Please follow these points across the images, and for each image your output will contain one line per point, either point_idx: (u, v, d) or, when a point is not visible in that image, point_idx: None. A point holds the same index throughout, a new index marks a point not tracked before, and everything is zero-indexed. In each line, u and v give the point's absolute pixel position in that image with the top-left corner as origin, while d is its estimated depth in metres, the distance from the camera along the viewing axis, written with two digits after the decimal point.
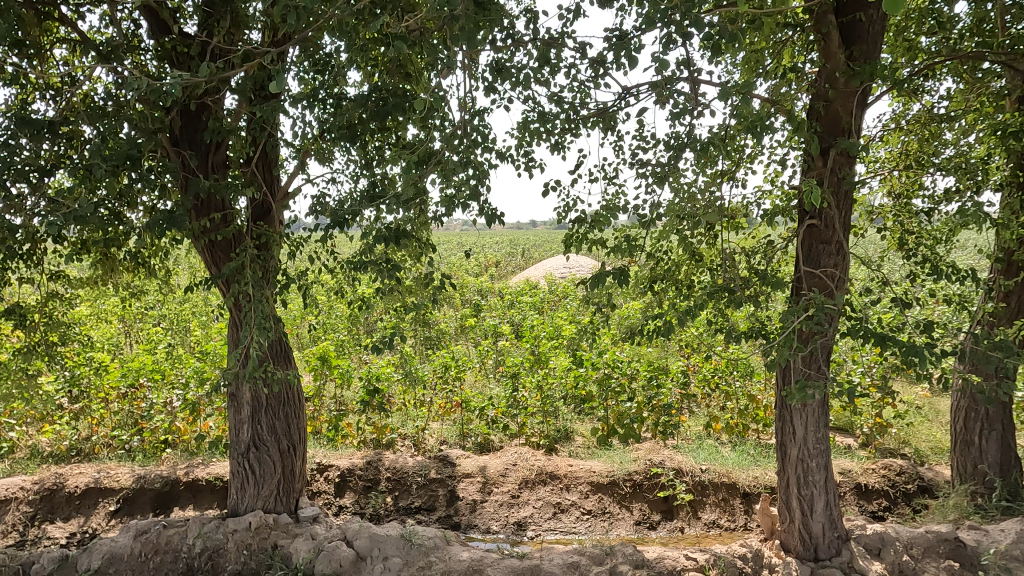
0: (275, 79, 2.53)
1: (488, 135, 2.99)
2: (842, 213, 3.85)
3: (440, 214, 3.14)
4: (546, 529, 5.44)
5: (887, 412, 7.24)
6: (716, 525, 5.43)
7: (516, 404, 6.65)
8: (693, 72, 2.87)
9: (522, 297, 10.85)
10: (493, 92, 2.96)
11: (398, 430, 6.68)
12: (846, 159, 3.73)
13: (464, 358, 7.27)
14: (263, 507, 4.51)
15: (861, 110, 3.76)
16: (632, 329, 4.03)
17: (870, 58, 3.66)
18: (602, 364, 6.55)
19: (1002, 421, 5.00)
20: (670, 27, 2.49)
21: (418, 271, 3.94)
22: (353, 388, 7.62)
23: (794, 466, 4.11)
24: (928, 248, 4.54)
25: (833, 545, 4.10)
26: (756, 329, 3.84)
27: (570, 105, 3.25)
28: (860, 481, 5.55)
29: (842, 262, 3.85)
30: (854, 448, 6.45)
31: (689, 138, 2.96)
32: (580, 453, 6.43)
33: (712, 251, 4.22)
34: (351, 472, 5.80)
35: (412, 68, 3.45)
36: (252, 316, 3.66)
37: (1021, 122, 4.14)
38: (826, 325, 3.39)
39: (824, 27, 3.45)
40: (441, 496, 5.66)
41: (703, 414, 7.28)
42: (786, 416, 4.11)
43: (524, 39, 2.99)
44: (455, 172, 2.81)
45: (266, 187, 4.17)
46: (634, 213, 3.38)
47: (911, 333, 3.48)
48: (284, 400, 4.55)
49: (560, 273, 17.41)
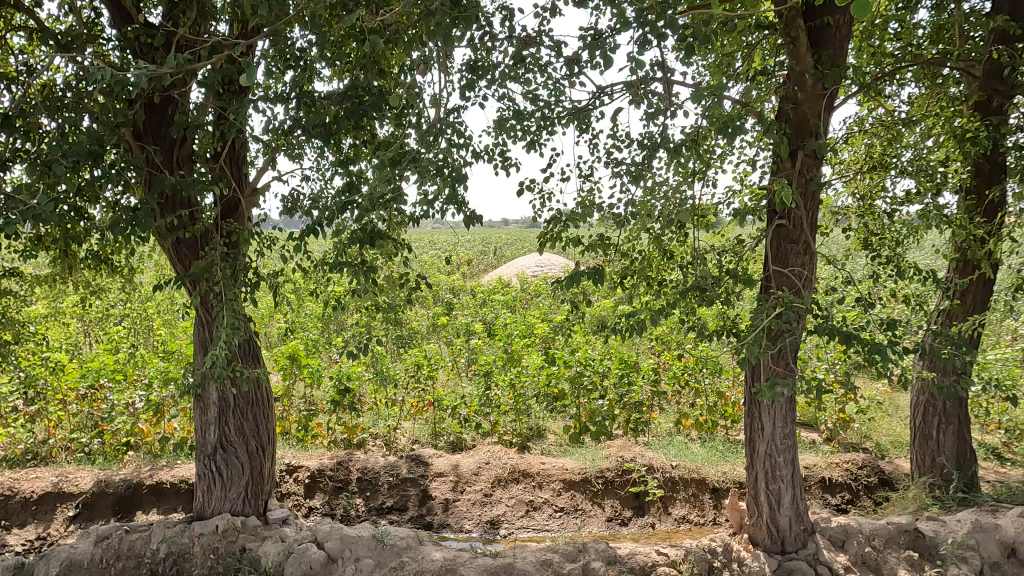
0: (245, 71, 2.48)
1: (463, 133, 2.99)
2: (810, 213, 3.96)
3: (416, 215, 3.13)
4: (518, 528, 5.45)
5: (849, 407, 7.47)
6: (686, 520, 5.51)
7: (488, 403, 6.67)
8: (667, 74, 2.90)
9: (495, 296, 10.88)
10: (468, 90, 2.97)
11: (370, 429, 6.62)
12: (814, 160, 3.80)
13: (436, 356, 7.23)
14: (230, 510, 4.42)
15: (829, 113, 3.85)
16: (604, 324, 4.06)
17: (837, 62, 3.75)
18: (573, 362, 6.68)
19: (959, 416, 5.19)
20: (645, 28, 2.50)
21: (390, 269, 3.92)
22: (323, 388, 7.55)
23: (763, 461, 4.19)
24: (890, 248, 4.68)
25: (799, 538, 4.21)
26: (725, 327, 3.89)
27: (545, 103, 3.25)
28: (824, 475, 5.70)
29: (809, 262, 3.95)
30: (818, 442, 6.63)
31: (663, 139, 2.99)
32: (553, 451, 6.47)
33: (685, 249, 4.28)
34: (321, 473, 5.70)
35: (386, 63, 3.41)
36: (223, 316, 3.57)
37: (977, 127, 4.34)
38: (794, 323, 3.48)
39: (793, 30, 3.56)
40: (412, 496, 5.63)
41: (673, 411, 7.39)
42: (755, 412, 4.20)
43: (500, 37, 2.99)
44: (430, 171, 2.82)
45: (234, 184, 4.06)
46: (608, 213, 3.41)
47: (873, 331, 3.59)
48: (252, 401, 4.44)
49: (532, 271, 17.42)
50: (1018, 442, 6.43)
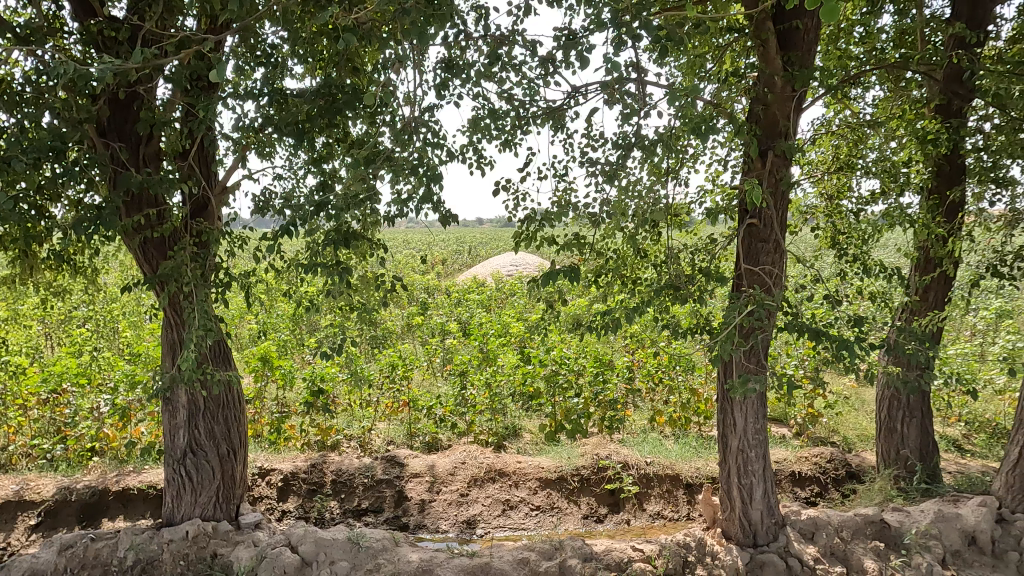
0: (215, 67, 2.43)
1: (438, 132, 2.98)
2: (780, 212, 4.04)
3: (391, 214, 3.11)
4: (494, 527, 5.45)
5: (818, 402, 7.65)
6: (660, 516, 5.58)
7: (463, 403, 6.66)
8: (641, 74, 2.92)
9: (470, 295, 10.87)
10: (443, 88, 2.95)
11: (344, 431, 6.55)
12: (783, 161, 3.88)
13: (411, 356, 7.18)
14: (201, 515, 4.32)
15: (798, 114, 3.94)
16: (580, 323, 4.08)
17: (805, 64, 3.84)
18: (549, 361, 6.72)
19: (922, 409, 5.34)
20: (620, 29, 2.52)
21: (365, 269, 3.88)
22: (296, 389, 7.44)
23: (735, 456, 4.27)
24: (856, 247, 4.80)
25: (770, 531, 4.30)
26: (699, 325, 3.95)
27: (520, 102, 3.25)
28: (793, 469, 5.82)
29: (779, 260, 4.04)
30: (788, 437, 6.77)
31: (637, 139, 3.02)
32: (529, 450, 6.49)
33: (659, 248, 4.33)
34: (294, 476, 5.62)
35: (360, 61, 3.38)
36: (193, 317, 3.50)
37: (938, 129, 4.48)
38: (765, 321, 3.55)
39: (762, 33, 3.65)
40: (388, 497, 5.59)
41: (647, 408, 7.47)
42: (727, 408, 4.27)
43: (474, 36, 2.99)
44: (405, 171, 2.80)
45: (203, 183, 3.98)
46: (583, 212, 3.44)
47: (841, 328, 3.67)
48: (222, 404, 4.35)
49: (507, 270, 17.42)
50: (977, 434, 6.66)
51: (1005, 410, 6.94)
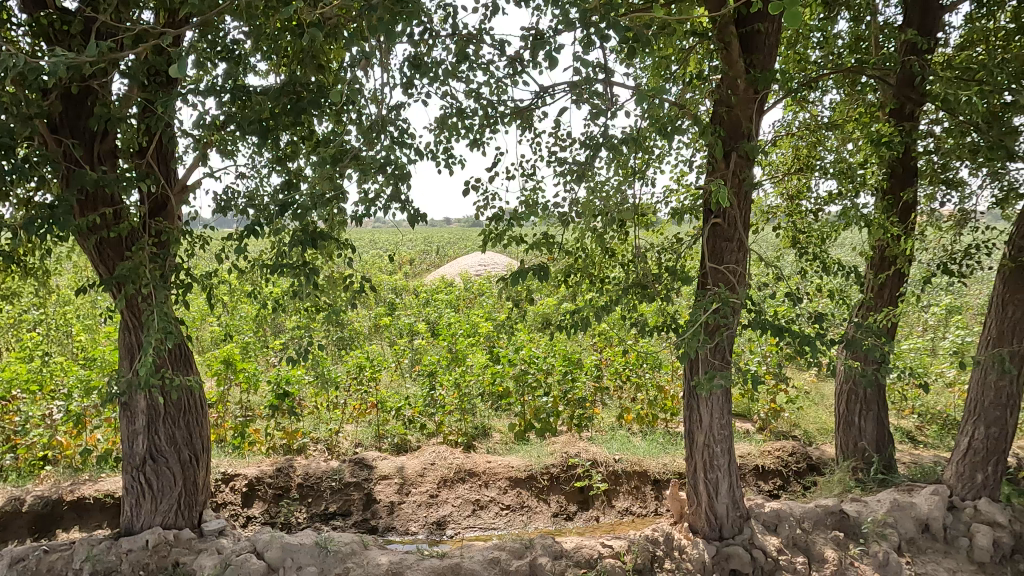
0: (174, 62, 2.36)
1: (406, 130, 2.96)
2: (743, 212, 4.13)
3: (358, 214, 3.07)
4: (465, 527, 5.44)
5: (779, 397, 7.85)
6: (629, 512, 5.66)
7: (432, 403, 6.62)
8: (609, 75, 2.96)
9: (439, 295, 10.82)
10: (410, 86, 2.93)
11: (310, 434, 6.45)
12: (746, 162, 3.97)
13: (379, 357, 7.11)
14: (162, 523, 4.20)
15: (760, 117, 4.03)
16: (548, 321, 4.10)
17: (767, 67, 3.93)
18: (518, 360, 6.74)
19: (878, 402, 5.53)
20: (588, 28, 2.55)
21: (331, 269, 3.83)
22: (261, 393, 7.29)
23: (701, 451, 4.35)
24: (815, 246, 4.95)
25: (735, 524, 4.39)
26: (665, 323, 4.01)
27: (488, 101, 3.25)
28: (757, 463, 5.96)
29: (743, 259, 4.13)
30: (752, 431, 6.93)
31: (604, 138, 3.04)
32: (498, 449, 6.48)
33: (626, 247, 4.38)
34: (259, 481, 5.50)
35: (325, 58, 3.33)
36: (152, 320, 3.39)
37: (892, 132, 4.65)
38: (730, 318, 3.62)
39: (727, 36, 3.70)
40: (356, 500, 5.52)
41: (615, 406, 7.55)
42: (693, 405, 4.34)
43: (442, 34, 2.97)
44: (373, 170, 2.77)
45: (162, 181, 3.86)
46: (552, 212, 3.46)
47: (802, 324, 3.78)
48: (183, 408, 4.23)
49: (475, 270, 17.38)
50: (929, 425, 6.93)
51: (954, 402, 7.25)
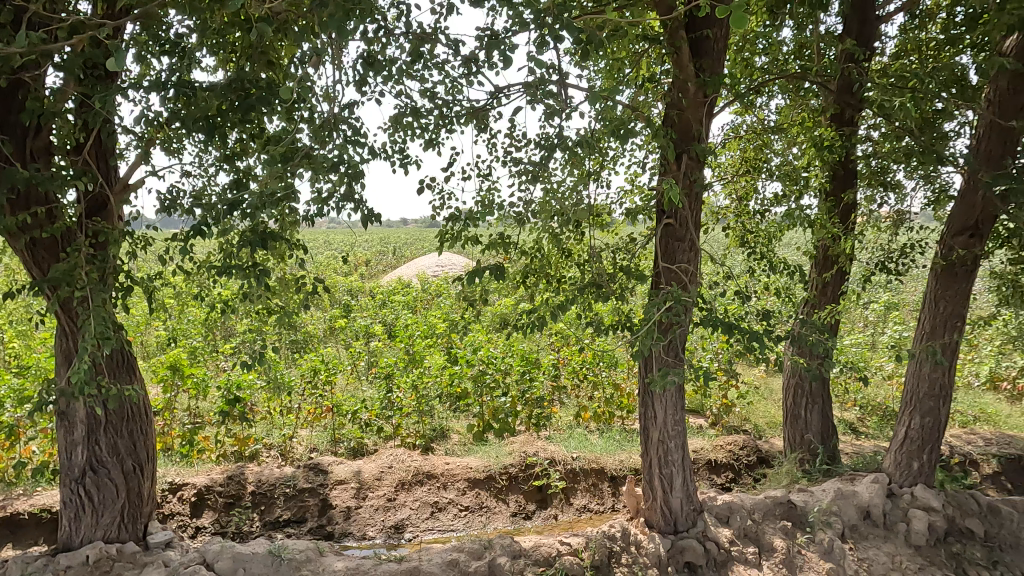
0: (113, 55, 2.26)
1: (359, 129, 2.92)
2: (694, 212, 4.23)
3: (311, 213, 3.01)
4: (423, 530, 5.39)
5: (731, 393, 8.08)
6: (587, 509, 5.72)
7: (390, 406, 6.55)
8: (563, 76, 2.98)
9: (395, 297, 10.71)
10: (363, 85, 2.89)
11: (263, 440, 6.28)
12: (696, 163, 4.08)
13: (334, 360, 6.99)
14: (103, 537, 4.02)
15: (709, 120, 4.14)
16: (506, 322, 4.11)
17: (715, 72, 4.05)
18: (476, 361, 6.74)
19: (822, 395, 5.76)
20: (542, 29, 2.57)
21: (284, 271, 3.74)
22: (210, 399, 7.06)
23: (656, 446, 4.43)
24: (763, 246, 5.12)
25: (689, 517, 4.49)
26: (620, 321, 4.08)
27: (443, 101, 3.23)
28: (709, 457, 6.12)
29: (694, 258, 4.23)
30: (705, 427, 7.11)
31: (559, 139, 3.07)
32: (457, 451, 6.46)
33: (582, 247, 4.43)
34: (209, 490, 5.32)
35: (275, 54, 3.25)
36: (92, 324, 3.24)
37: (833, 136, 4.85)
38: (682, 316, 3.71)
39: (676, 41, 3.81)
40: (311, 506, 5.41)
41: (573, 405, 7.63)
42: (648, 401, 4.42)
43: (396, 32, 2.94)
44: (325, 169, 2.73)
45: (100, 179, 3.70)
46: (508, 212, 3.46)
47: (751, 321, 3.90)
48: (126, 417, 4.06)
49: (432, 271, 17.24)
50: (870, 416, 7.26)
51: (893, 394, 7.62)
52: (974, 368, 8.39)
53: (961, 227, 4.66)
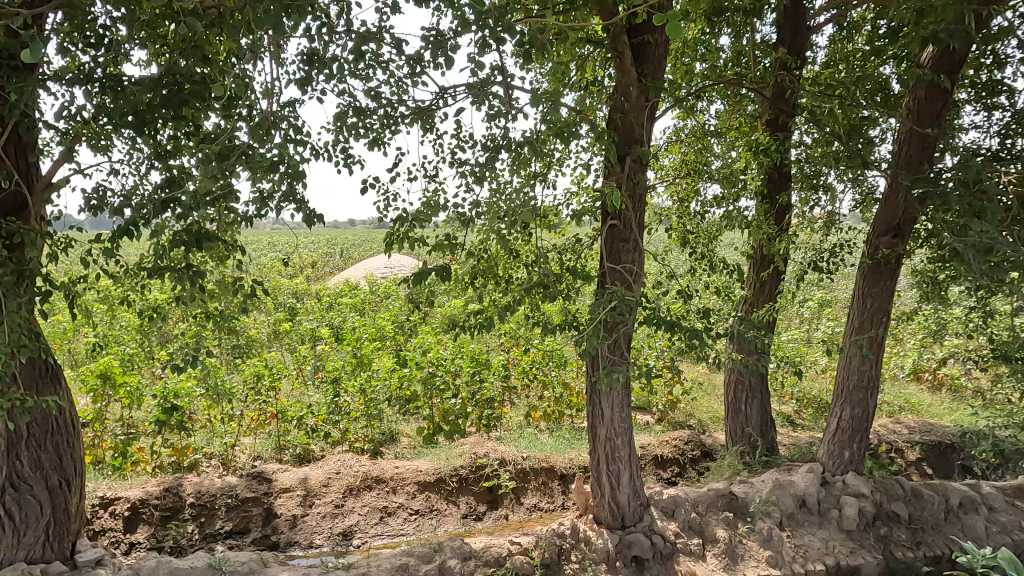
0: (30, 46, 2.13)
1: (300, 128, 2.85)
2: (638, 213, 4.32)
3: (250, 214, 2.92)
4: (372, 536, 5.31)
5: (676, 389, 8.30)
6: (537, 508, 5.76)
7: (337, 411, 6.42)
8: (508, 78, 3.00)
9: (342, 299, 10.50)
10: (305, 83, 2.83)
11: (203, 450, 6.04)
12: (639, 166, 4.17)
13: (278, 365, 6.79)
14: (26, 558, 3.78)
15: (651, 123, 4.24)
16: (454, 323, 4.09)
17: (656, 77, 4.15)
18: (426, 363, 6.69)
19: (761, 390, 5.98)
20: (484, 31, 2.58)
21: (222, 274, 3.61)
22: (146, 408, 6.75)
23: (604, 444, 4.50)
24: (704, 246, 5.28)
25: (636, 512, 4.58)
26: (568, 321, 4.13)
27: (388, 101, 3.19)
28: (656, 453, 6.27)
29: (638, 258, 4.32)
30: (652, 423, 7.27)
31: (505, 141, 3.08)
32: (406, 454, 6.39)
33: (529, 248, 4.46)
34: (144, 503, 5.08)
35: (210, 49, 3.14)
36: (10, 331, 3.04)
37: (768, 141, 5.05)
38: (627, 315, 3.79)
39: (619, 45, 3.89)
40: (255, 516, 5.24)
41: (523, 404, 7.66)
42: (595, 400, 4.48)
43: (338, 30, 2.89)
44: (264, 168, 2.65)
45: (19, 178, 3.47)
46: (454, 213, 3.45)
47: (693, 319, 4.01)
48: (51, 429, 3.83)
49: (381, 272, 16.98)
50: (806, 409, 7.59)
51: (826, 387, 7.98)
52: (900, 360, 8.88)
53: (885, 227, 4.92)
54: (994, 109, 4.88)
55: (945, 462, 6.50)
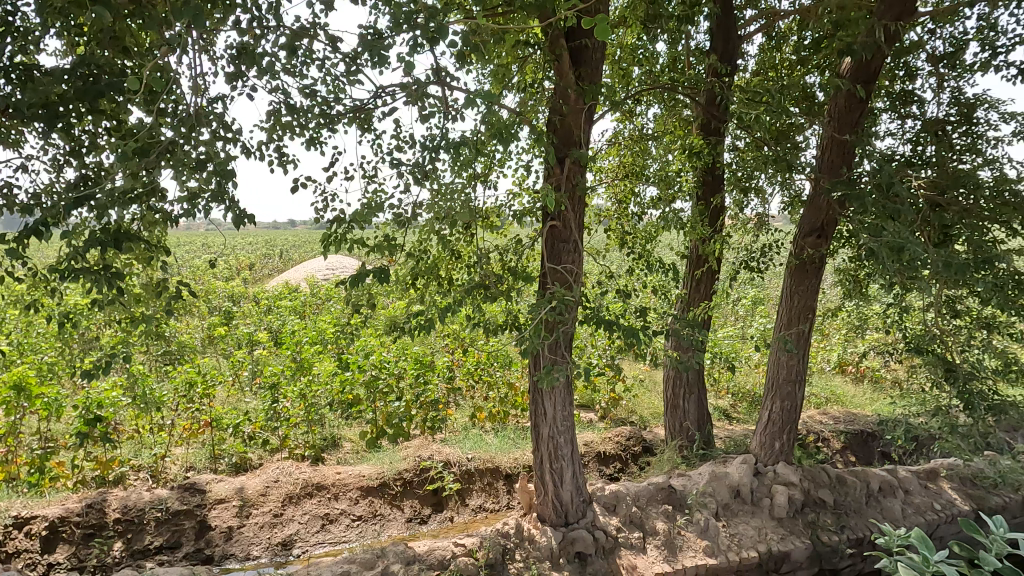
0: None
1: (230, 125, 2.75)
2: (577, 214, 4.39)
3: (176, 214, 2.79)
4: (313, 544, 5.17)
5: (618, 387, 8.47)
6: (482, 509, 5.76)
7: (275, 417, 6.22)
8: (445, 78, 2.98)
9: (281, 302, 10.19)
10: (235, 79, 2.73)
11: (130, 462, 5.74)
12: (578, 168, 4.24)
13: (213, 371, 6.53)
14: None
15: (589, 125, 4.32)
16: (395, 325, 4.04)
17: (594, 80, 4.22)
18: (368, 366, 6.58)
19: (698, 386, 6.17)
20: (418, 30, 2.55)
21: (147, 276, 3.43)
22: (66, 420, 6.35)
23: (546, 442, 4.54)
24: (642, 246, 5.42)
25: (579, 509, 4.65)
26: (510, 321, 4.15)
27: (324, 100, 3.12)
28: (598, 449, 6.39)
29: (578, 259, 4.39)
30: (595, 421, 7.39)
31: (444, 141, 3.06)
32: (349, 459, 6.28)
33: (471, 249, 4.46)
34: (64, 521, 4.78)
35: (132, 40, 2.98)
36: None
37: (702, 144, 5.23)
38: (566, 315, 3.84)
39: (556, 48, 3.92)
40: (188, 530, 5.02)
41: (468, 405, 7.65)
42: (538, 399, 4.52)
43: (270, 25, 2.80)
44: (190, 166, 2.54)
45: None
46: (394, 214, 3.41)
47: (631, 318, 4.11)
48: None
49: (322, 274, 16.56)
50: (740, 403, 7.90)
51: (759, 381, 8.33)
52: (826, 354, 9.36)
53: (810, 228, 5.17)
54: (907, 118, 5.19)
55: (866, 449, 6.90)
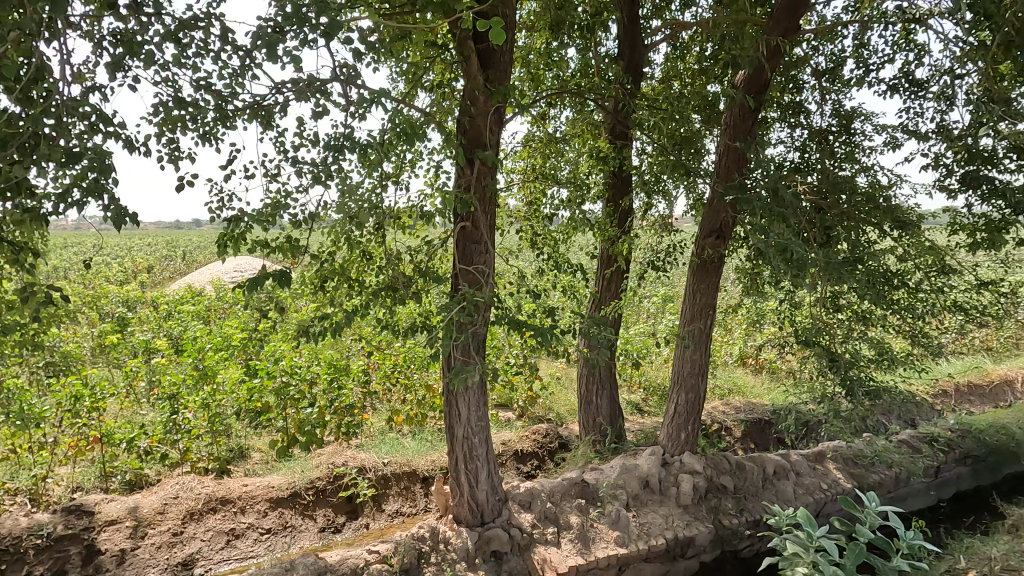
0: None
1: (109, 117, 2.56)
2: (488, 215, 4.41)
3: (48, 212, 2.56)
4: (217, 562, 4.91)
5: (536, 385, 8.59)
6: (399, 513, 5.67)
7: (175, 429, 5.84)
8: (348, 75, 2.91)
9: (183, 306, 9.59)
10: (114, 68, 2.55)
11: (4, 486, 5.21)
12: (488, 169, 4.26)
13: (102, 383, 6.05)
14: None
15: (499, 127, 4.35)
16: (303, 328, 3.90)
17: (502, 83, 4.25)
18: (278, 372, 6.33)
19: (609, 381, 6.35)
20: (314, 26, 2.48)
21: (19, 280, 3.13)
22: None
23: (461, 443, 4.54)
24: (554, 246, 5.53)
25: (495, 508, 4.69)
26: (422, 323, 4.12)
27: (218, 94, 2.96)
28: (515, 448, 6.45)
29: (489, 259, 4.41)
30: (512, 420, 7.46)
31: (348, 140, 2.99)
32: (257, 470, 6.01)
33: (382, 250, 4.38)
34: None
35: None
36: None
37: (609, 148, 5.41)
38: (477, 316, 3.85)
39: (464, 50, 3.92)
40: (73, 556, 4.63)
41: (385, 409, 7.51)
42: (452, 400, 4.50)
43: (155, 12, 2.63)
44: (62, 160, 2.34)
45: None
46: (297, 213, 3.29)
47: (541, 317, 4.18)
48: None
49: (229, 277, 15.71)
50: (651, 397, 8.22)
51: (669, 375, 8.71)
52: (729, 348, 9.92)
53: (709, 229, 5.46)
54: (795, 127, 5.58)
55: (764, 436, 7.37)
